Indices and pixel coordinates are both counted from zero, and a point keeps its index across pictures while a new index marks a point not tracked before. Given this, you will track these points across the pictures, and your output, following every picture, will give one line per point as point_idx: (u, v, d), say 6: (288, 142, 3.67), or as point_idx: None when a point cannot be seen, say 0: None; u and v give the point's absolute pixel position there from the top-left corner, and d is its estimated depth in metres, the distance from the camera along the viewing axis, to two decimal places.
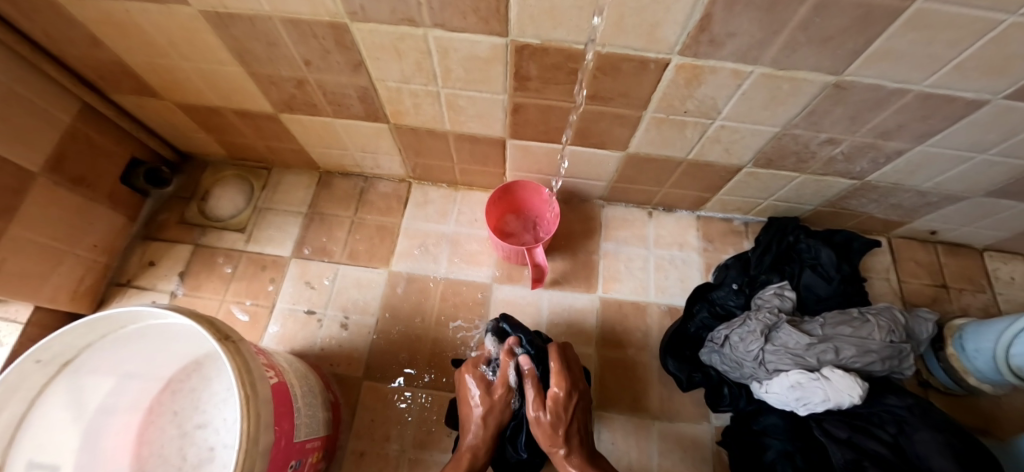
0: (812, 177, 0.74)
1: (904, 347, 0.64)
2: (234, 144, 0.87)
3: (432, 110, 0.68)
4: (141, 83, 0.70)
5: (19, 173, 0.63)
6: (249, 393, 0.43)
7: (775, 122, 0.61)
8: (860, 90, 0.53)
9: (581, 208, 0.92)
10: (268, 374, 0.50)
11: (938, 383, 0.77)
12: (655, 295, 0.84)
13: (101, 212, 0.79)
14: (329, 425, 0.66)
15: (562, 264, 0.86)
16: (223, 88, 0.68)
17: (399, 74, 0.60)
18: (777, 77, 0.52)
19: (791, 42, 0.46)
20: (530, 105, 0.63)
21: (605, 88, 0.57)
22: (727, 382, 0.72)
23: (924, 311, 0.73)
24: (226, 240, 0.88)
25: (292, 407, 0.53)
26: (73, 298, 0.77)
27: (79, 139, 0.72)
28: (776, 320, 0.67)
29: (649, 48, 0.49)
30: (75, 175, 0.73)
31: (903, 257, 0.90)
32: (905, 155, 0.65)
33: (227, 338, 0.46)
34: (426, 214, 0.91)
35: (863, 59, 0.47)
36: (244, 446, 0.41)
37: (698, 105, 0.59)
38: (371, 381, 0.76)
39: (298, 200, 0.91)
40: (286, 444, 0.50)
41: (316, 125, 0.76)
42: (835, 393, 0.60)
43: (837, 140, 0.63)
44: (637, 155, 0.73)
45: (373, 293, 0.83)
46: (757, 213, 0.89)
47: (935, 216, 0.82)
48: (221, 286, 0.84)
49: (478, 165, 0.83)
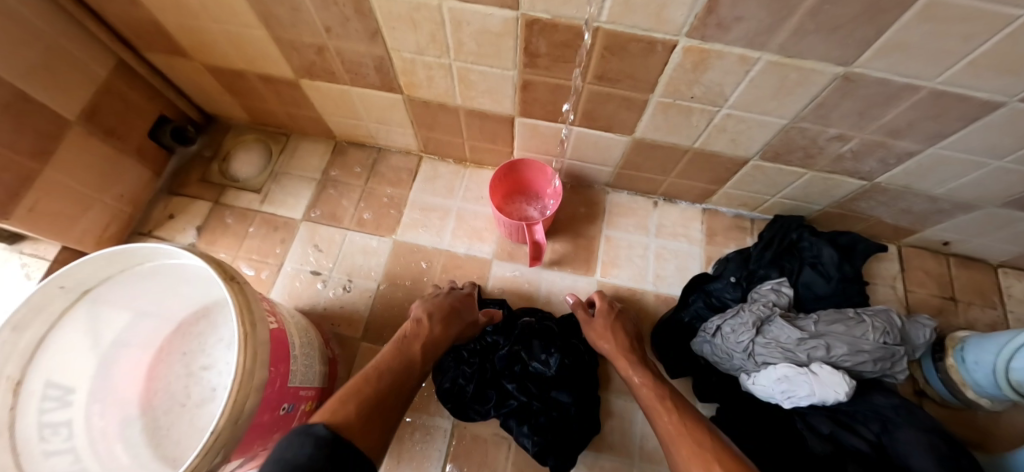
0: (820, 175, 0.73)
1: (898, 350, 0.63)
2: (256, 109, 0.91)
3: (444, 84, 0.70)
4: (174, 43, 0.73)
5: (56, 119, 0.68)
6: (248, 331, 0.46)
7: (784, 114, 0.61)
8: (869, 84, 0.52)
9: (586, 193, 0.93)
10: (269, 320, 0.53)
11: (934, 393, 0.76)
12: (653, 283, 0.85)
13: (130, 164, 0.84)
14: (325, 378, 0.69)
15: (563, 246, 0.87)
16: (248, 51, 0.71)
17: (413, 45, 0.61)
18: (785, 65, 0.52)
19: (800, 29, 0.46)
20: (540, 83, 0.64)
21: (613, 68, 0.58)
22: (716, 372, 0.72)
23: (924, 318, 0.71)
24: (242, 200, 0.92)
25: (289, 354, 0.56)
26: (98, 242, 0.82)
27: (113, 94, 0.76)
28: (769, 314, 0.67)
29: (656, 29, 0.50)
30: (108, 127, 0.77)
31: (911, 265, 0.88)
32: (916, 156, 0.64)
33: (233, 279, 0.49)
34: (434, 188, 0.93)
35: (873, 50, 0.47)
36: (239, 378, 0.43)
37: (705, 91, 0.59)
38: (369, 343, 0.79)
39: (313, 167, 0.95)
40: (280, 386, 0.53)
41: (334, 93, 0.79)
42: (822, 389, 0.59)
43: (846, 136, 0.63)
44: (643, 141, 0.74)
45: (378, 260, 0.86)
46: (764, 211, 0.89)
47: (948, 225, 0.80)
48: (234, 242, 0.88)
49: (487, 143, 0.85)
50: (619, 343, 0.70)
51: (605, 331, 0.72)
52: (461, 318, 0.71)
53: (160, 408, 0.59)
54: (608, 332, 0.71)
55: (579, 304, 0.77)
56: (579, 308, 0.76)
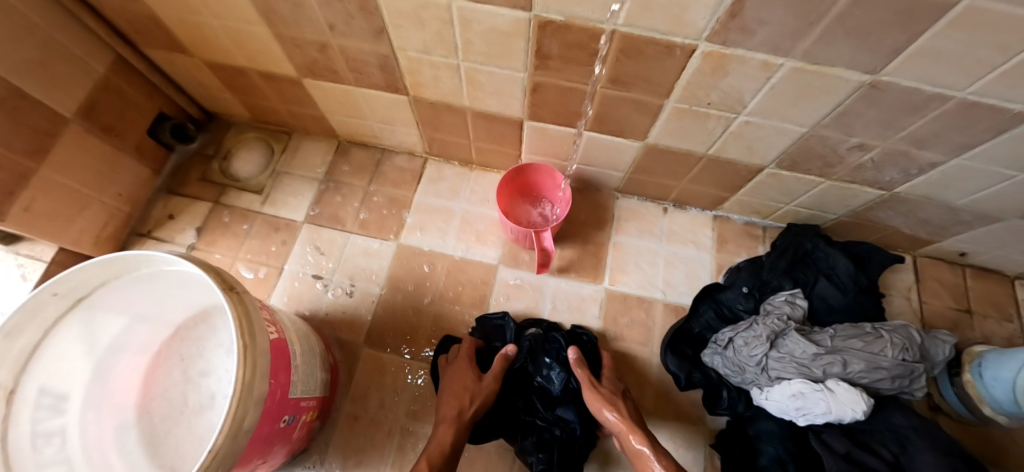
0: (837, 184, 0.71)
1: (918, 367, 0.62)
2: (258, 107, 0.89)
3: (451, 84, 0.68)
4: (173, 39, 0.71)
5: (52, 116, 0.66)
6: (248, 343, 0.44)
7: (804, 121, 0.59)
8: (896, 92, 0.50)
9: (595, 198, 0.90)
10: (269, 329, 0.51)
11: (949, 408, 0.75)
12: (662, 292, 0.83)
13: (128, 162, 0.82)
14: (326, 386, 0.67)
15: (570, 252, 0.85)
16: (249, 48, 0.69)
17: (420, 44, 0.59)
18: (809, 72, 0.50)
19: (827, 35, 0.43)
20: (550, 86, 0.62)
21: (627, 72, 0.56)
22: (727, 385, 0.70)
23: (943, 333, 0.69)
24: (243, 200, 0.90)
25: (290, 363, 0.54)
26: (95, 243, 0.81)
27: (112, 90, 0.75)
28: (784, 327, 0.65)
29: (676, 33, 0.47)
30: (106, 124, 0.75)
31: (926, 276, 0.86)
32: (940, 167, 0.61)
33: (232, 289, 0.47)
34: (438, 190, 0.91)
35: (904, 59, 0.45)
36: (239, 393, 0.42)
37: (723, 97, 0.57)
38: (371, 349, 0.77)
39: (315, 167, 0.93)
40: (281, 398, 0.51)
41: (337, 92, 0.77)
42: (837, 407, 0.58)
43: (867, 145, 0.60)
44: (655, 146, 0.72)
45: (381, 264, 0.84)
46: (776, 218, 0.87)
47: (966, 236, 0.77)
48: (234, 243, 0.86)
49: (494, 145, 0.83)
50: (625, 413, 0.63)
51: (611, 401, 0.65)
52: (483, 398, 0.66)
53: (157, 415, 0.58)
54: (612, 403, 0.65)
55: (580, 365, 0.70)
56: (580, 369, 0.69)
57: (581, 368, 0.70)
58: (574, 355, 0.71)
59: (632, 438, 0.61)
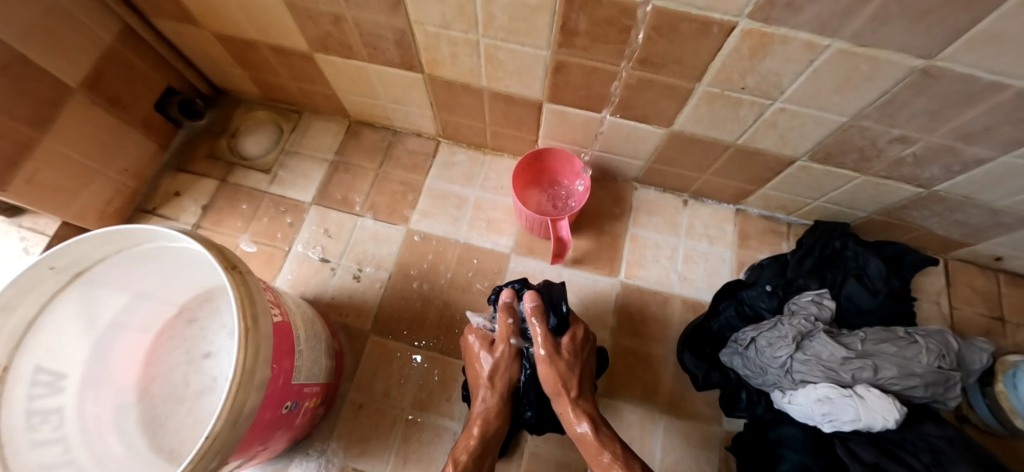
0: (873, 179, 0.67)
1: (953, 375, 0.59)
2: (268, 83, 0.86)
3: (470, 62, 0.65)
4: (181, 9, 0.68)
5: (57, 86, 0.64)
6: (249, 326, 0.42)
7: (845, 110, 0.55)
8: (950, 81, 0.45)
9: (613, 187, 0.87)
10: (273, 311, 0.49)
11: (977, 420, 0.71)
12: (680, 287, 0.80)
13: (134, 137, 0.80)
14: (330, 372, 0.65)
15: (586, 243, 0.83)
16: (260, 20, 0.66)
17: (439, 17, 0.56)
18: (857, 55, 0.45)
19: (881, 13, 0.39)
20: (574, 66, 0.59)
21: (658, 51, 0.52)
22: (747, 387, 0.67)
23: (981, 341, 0.67)
24: (251, 180, 0.88)
25: (294, 348, 0.52)
26: (100, 218, 0.79)
27: (119, 61, 0.72)
28: (812, 328, 0.62)
29: (714, 8, 0.43)
30: (112, 96, 0.73)
31: (957, 281, 0.82)
32: (985, 164, 0.57)
33: (235, 268, 0.45)
34: (451, 176, 0.88)
35: (961, 43, 0.40)
36: (239, 377, 0.40)
37: (760, 81, 0.53)
38: (376, 336, 0.75)
39: (325, 147, 0.90)
40: (283, 383, 0.49)
41: (350, 69, 0.74)
42: (868, 414, 0.55)
43: (910, 139, 0.56)
44: (681, 134, 0.68)
45: (390, 248, 0.82)
46: (803, 215, 0.83)
47: (1003, 240, 0.73)
48: (241, 223, 0.84)
49: (511, 129, 0.80)
50: (572, 388, 0.61)
51: (563, 372, 0.62)
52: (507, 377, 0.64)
53: (158, 396, 0.59)
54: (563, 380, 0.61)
55: (540, 316, 0.65)
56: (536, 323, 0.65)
57: (536, 322, 0.65)
58: (533, 303, 0.65)
59: (574, 417, 0.59)
